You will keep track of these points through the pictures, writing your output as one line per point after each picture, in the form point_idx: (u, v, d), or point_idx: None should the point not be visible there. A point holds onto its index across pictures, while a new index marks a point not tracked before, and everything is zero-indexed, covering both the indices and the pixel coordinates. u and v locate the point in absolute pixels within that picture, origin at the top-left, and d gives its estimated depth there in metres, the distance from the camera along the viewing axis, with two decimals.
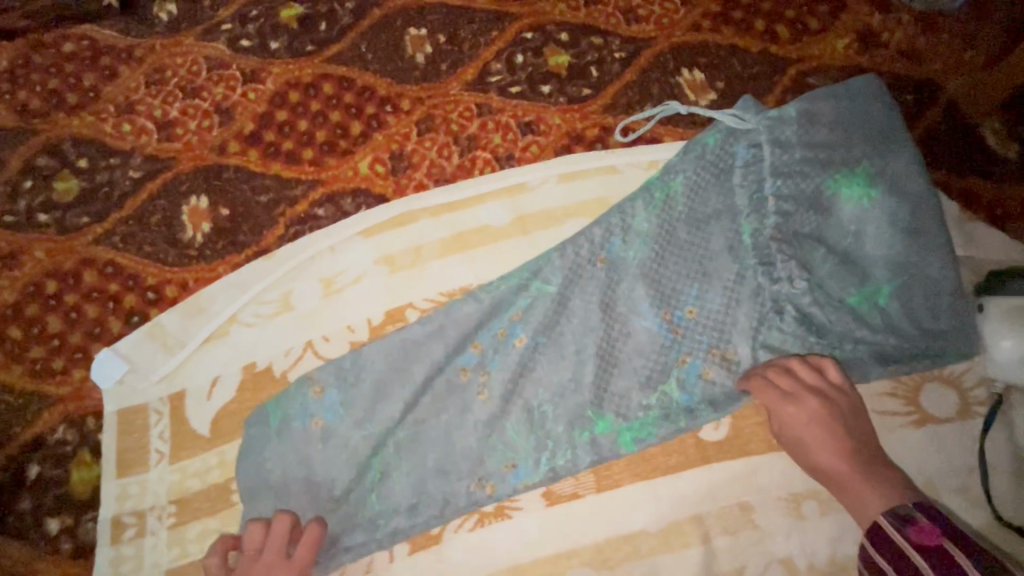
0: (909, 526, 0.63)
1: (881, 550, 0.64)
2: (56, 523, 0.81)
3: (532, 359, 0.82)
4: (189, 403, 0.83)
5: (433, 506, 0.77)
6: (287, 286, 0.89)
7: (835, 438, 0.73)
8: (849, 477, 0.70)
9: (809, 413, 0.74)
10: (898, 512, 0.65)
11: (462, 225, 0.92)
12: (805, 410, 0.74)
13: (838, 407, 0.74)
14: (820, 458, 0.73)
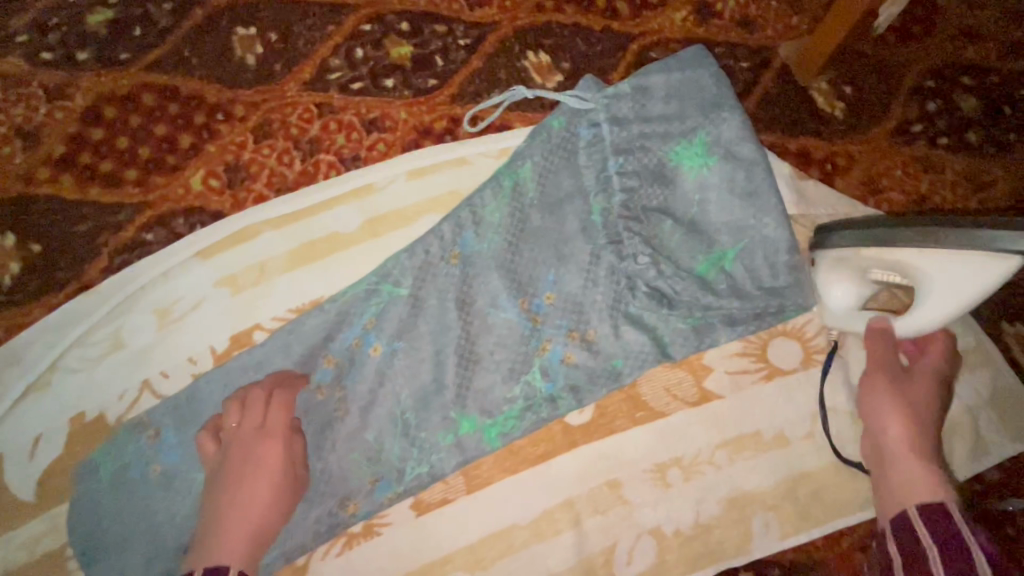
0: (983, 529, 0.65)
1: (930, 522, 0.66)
2: None
3: (389, 364, 0.80)
4: (8, 468, 0.74)
5: (297, 535, 0.73)
6: (117, 321, 0.81)
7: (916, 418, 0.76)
8: (915, 458, 0.73)
9: (901, 395, 0.77)
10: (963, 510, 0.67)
11: (311, 235, 0.87)
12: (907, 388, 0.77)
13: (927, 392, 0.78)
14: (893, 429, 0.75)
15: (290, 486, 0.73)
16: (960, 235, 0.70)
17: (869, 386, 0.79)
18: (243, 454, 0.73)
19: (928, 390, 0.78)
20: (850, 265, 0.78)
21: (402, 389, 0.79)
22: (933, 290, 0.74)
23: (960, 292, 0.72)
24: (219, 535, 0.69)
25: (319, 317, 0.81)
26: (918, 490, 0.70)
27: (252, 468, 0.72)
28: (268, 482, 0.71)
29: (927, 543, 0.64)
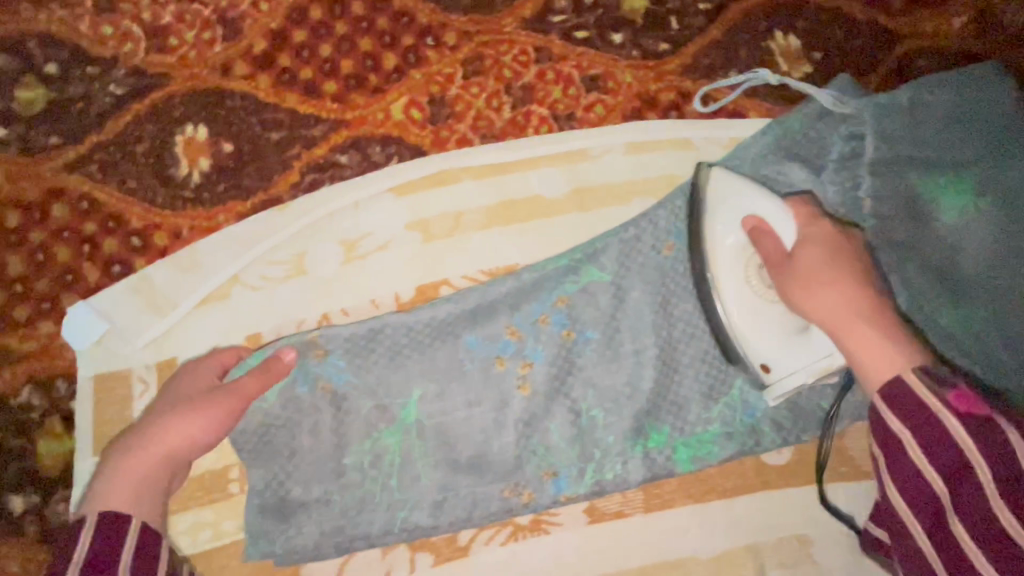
0: (947, 392, 0.49)
1: (892, 416, 0.51)
2: (20, 502, 0.68)
3: (576, 353, 0.72)
4: None
5: (460, 510, 0.68)
6: (303, 246, 0.76)
7: (843, 291, 0.61)
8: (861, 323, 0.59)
9: (817, 275, 0.62)
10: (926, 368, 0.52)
11: (513, 192, 0.79)
12: (806, 252, 0.64)
13: (844, 256, 0.63)
14: (825, 307, 0.61)
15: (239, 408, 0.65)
16: (703, 176, 0.70)
17: (802, 275, 0.63)
18: (188, 398, 0.64)
19: (829, 255, 0.63)
20: (719, 250, 0.68)
21: (590, 385, 0.72)
22: (748, 210, 0.67)
23: (746, 190, 0.67)
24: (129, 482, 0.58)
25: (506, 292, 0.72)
26: (885, 348, 0.57)
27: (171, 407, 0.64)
28: (212, 422, 0.63)
29: (909, 446, 0.51)
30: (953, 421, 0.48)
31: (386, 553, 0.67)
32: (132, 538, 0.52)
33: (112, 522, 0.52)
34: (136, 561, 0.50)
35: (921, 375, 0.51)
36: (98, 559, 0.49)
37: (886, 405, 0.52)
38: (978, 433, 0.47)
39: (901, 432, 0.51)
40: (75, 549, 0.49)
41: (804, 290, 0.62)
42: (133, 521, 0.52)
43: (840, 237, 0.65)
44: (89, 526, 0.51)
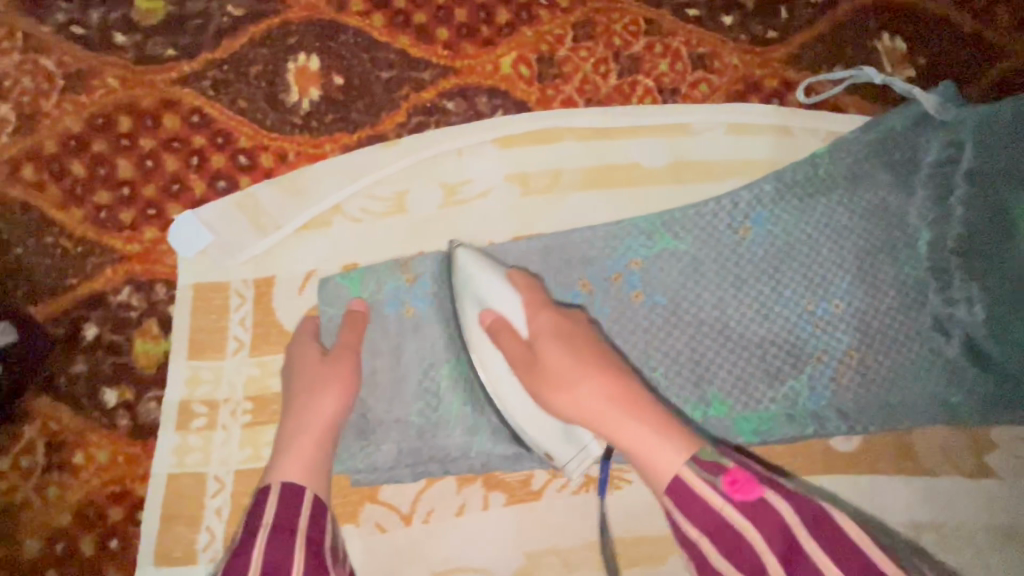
0: (721, 479, 0.50)
1: (691, 520, 0.51)
2: (114, 395, 0.70)
3: (641, 314, 0.74)
4: (278, 294, 0.73)
5: (526, 446, 0.69)
6: (404, 184, 0.77)
7: (585, 384, 0.60)
8: (631, 419, 0.57)
9: (548, 365, 0.62)
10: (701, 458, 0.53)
11: (613, 157, 0.80)
12: (547, 348, 0.63)
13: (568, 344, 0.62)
14: (581, 413, 0.60)
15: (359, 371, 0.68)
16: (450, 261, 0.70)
17: (547, 382, 0.62)
18: (314, 376, 0.66)
19: (560, 341, 0.63)
20: (469, 329, 0.67)
21: (656, 347, 0.73)
22: (488, 301, 0.67)
23: (484, 271, 0.68)
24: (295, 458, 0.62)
25: (590, 245, 0.74)
26: (679, 441, 0.55)
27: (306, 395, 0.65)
28: (342, 395, 0.66)
29: (710, 547, 0.50)
30: (736, 512, 0.49)
31: (463, 487, 0.70)
32: (308, 508, 0.58)
33: (290, 493, 0.58)
34: (312, 526, 0.56)
35: (694, 466, 0.52)
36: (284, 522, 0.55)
37: (679, 507, 0.52)
38: (753, 515, 0.48)
39: (698, 534, 0.51)
40: (264, 514, 0.56)
41: (564, 394, 0.61)
42: (307, 495, 0.59)
43: (568, 321, 0.65)
44: (272, 497, 0.58)
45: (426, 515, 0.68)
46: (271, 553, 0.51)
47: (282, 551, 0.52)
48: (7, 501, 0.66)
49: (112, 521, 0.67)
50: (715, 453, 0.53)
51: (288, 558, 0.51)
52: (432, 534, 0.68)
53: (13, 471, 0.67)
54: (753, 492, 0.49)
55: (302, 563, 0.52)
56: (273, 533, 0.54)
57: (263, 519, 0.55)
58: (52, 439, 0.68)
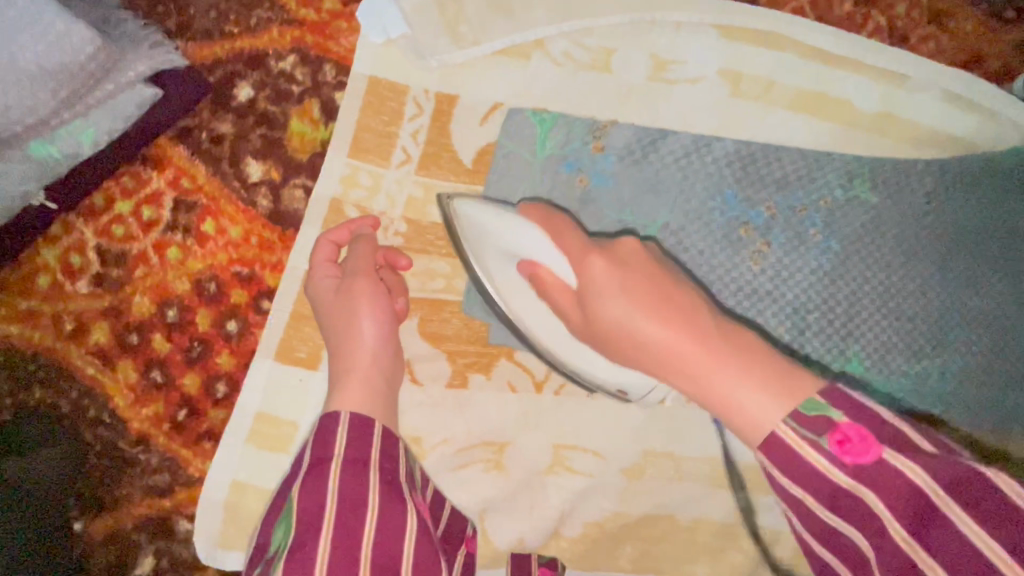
0: (827, 441, 0.35)
1: (795, 488, 0.37)
2: (258, 171, 0.62)
3: (812, 254, 0.70)
4: (459, 118, 0.65)
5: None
6: (617, 42, 0.69)
7: (653, 333, 0.44)
8: (715, 370, 0.41)
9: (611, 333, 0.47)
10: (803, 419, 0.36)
11: (828, 87, 0.74)
12: (600, 303, 0.47)
13: (620, 285, 0.47)
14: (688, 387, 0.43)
15: (379, 294, 0.57)
16: (453, 220, 0.57)
17: (613, 340, 0.47)
18: (332, 311, 0.57)
19: (622, 291, 0.46)
20: (508, 297, 0.57)
21: (808, 291, 0.70)
22: (509, 252, 0.55)
23: (494, 223, 0.55)
24: (351, 391, 0.53)
25: (783, 168, 0.71)
26: (762, 377, 0.39)
27: (338, 343, 0.56)
28: (375, 312, 0.57)
29: (820, 508, 0.37)
30: (854, 477, 0.35)
31: None
32: (379, 439, 0.50)
33: (360, 427, 0.50)
34: (386, 458, 0.49)
35: (793, 419, 0.37)
36: (355, 457, 0.48)
37: (777, 469, 0.37)
38: (886, 480, 0.34)
39: (806, 500, 0.37)
40: (333, 444, 0.48)
41: (635, 346, 0.46)
42: (376, 425, 0.50)
43: (609, 266, 0.49)
44: (341, 431, 0.49)
45: (558, 388, 0.65)
46: (346, 488, 0.45)
47: (356, 490, 0.45)
48: (121, 249, 0.59)
49: (234, 303, 0.61)
50: (826, 405, 0.36)
51: (364, 497, 0.45)
52: (559, 407, 0.65)
53: (131, 219, 0.60)
54: (873, 452, 0.34)
55: (378, 487, 0.46)
56: (344, 471, 0.46)
57: (332, 453, 0.47)
58: (182, 197, 0.60)
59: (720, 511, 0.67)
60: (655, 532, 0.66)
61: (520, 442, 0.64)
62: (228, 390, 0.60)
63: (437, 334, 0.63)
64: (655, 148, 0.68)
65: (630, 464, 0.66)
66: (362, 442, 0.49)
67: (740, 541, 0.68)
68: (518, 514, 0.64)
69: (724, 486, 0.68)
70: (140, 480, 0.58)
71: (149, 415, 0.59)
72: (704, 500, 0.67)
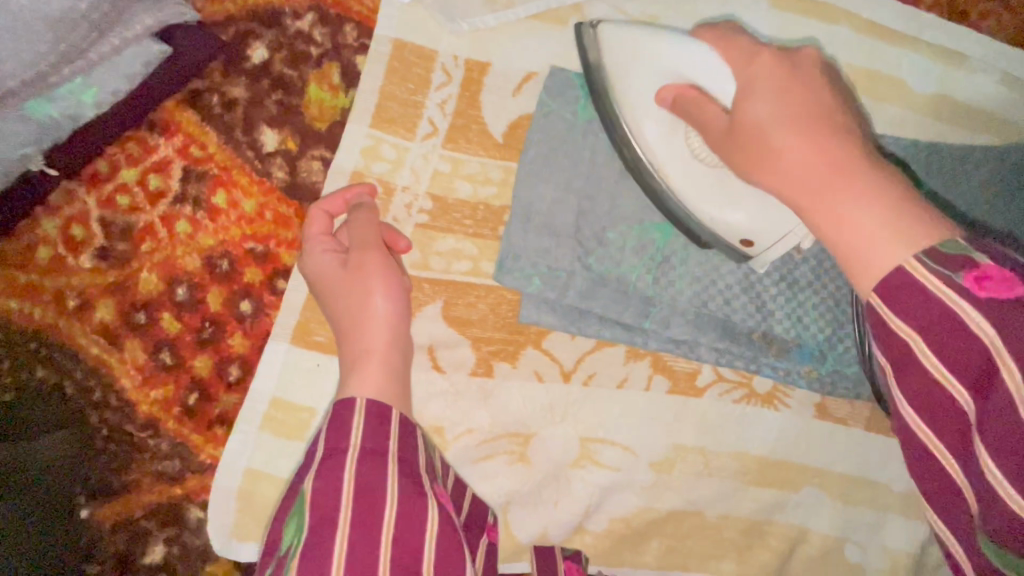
0: (963, 274, 0.33)
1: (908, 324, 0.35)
2: (274, 140, 0.58)
3: None
4: (489, 88, 0.61)
5: (706, 334, 0.63)
6: (660, 9, 0.64)
7: (786, 167, 0.42)
8: (854, 187, 0.38)
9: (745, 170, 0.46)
10: (939, 253, 0.34)
11: (881, 64, 0.69)
12: (747, 116, 0.45)
13: (798, 94, 0.43)
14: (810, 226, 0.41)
15: (391, 269, 0.53)
16: (591, 44, 0.57)
17: (743, 142, 0.45)
18: (340, 290, 0.52)
19: (777, 101, 0.44)
20: (641, 128, 0.55)
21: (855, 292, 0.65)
22: (665, 71, 0.53)
23: (656, 41, 0.53)
24: (368, 377, 0.49)
25: None
26: (888, 205, 0.37)
27: (348, 326, 0.52)
28: (388, 289, 0.52)
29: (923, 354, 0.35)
30: (979, 310, 0.33)
31: (629, 361, 0.63)
32: (397, 427, 0.46)
33: (376, 416, 0.46)
34: (403, 448, 0.45)
35: (925, 256, 0.35)
36: (373, 448, 0.44)
37: (889, 304, 0.36)
38: (1018, 318, 0.32)
39: (911, 342, 0.35)
40: (349, 435, 0.45)
41: (767, 169, 0.44)
42: (393, 415, 0.47)
43: (790, 64, 0.45)
44: (357, 420, 0.45)
45: (587, 378, 0.62)
46: (363, 478, 0.42)
47: (374, 480, 0.42)
48: (127, 222, 0.55)
49: (247, 281, 0.57)
50: (966, 245, 0.34)
51: (384, 488, 0.42)
52: (587, 399, 0.62)
53: (137, 188, 0.55)
54: (1008, 290, 0.33)
55: (397, 478, 0.43)
56: (360, 465, 0.43)
57: (347, 443, 0.44)
58: (192, 166, 0.56)
59: (748, 508, 0.65)
60: (682, 529, 0.64)
61: (546, 434, 0.61)
62: (239, 374, 0.57)
63: (463, 320, 0.60)
64: None
65: (659, 459, 0.63)
66: (380, 432, 0.45)
67: (767, 539, 0.66)
68: (541, 507, 0.61)
69: (754, 483, 0.66)
70: (149, 465, 0.55)
71: (158, 399, 0.55)
72: (733, 497, 0.65)
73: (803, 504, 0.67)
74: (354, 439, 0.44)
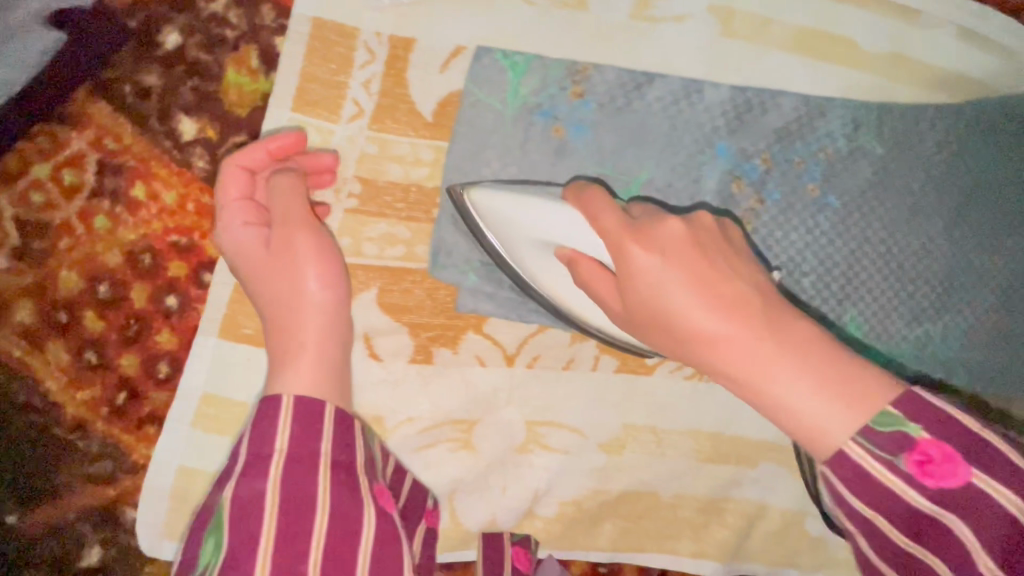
0: (907, 458, 0.34)
1: (861, 502, 0.36)
2: (191, 128, 0.55)
3: (814, 211, 0.67)
4: (416, 64, 0.58)
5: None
6: None
7: (734, 369, 0.39)
8: (787, 362, 0.37)
9: (664, 341, 0.43)
10: (878, 440, 0.35)
11: (830, 24, 0.67)
12: (641, 290, 0.42)
13: (645, 299, 0.42)
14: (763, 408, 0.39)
15: (321, 246, 0.50)
16: (464, 207, 0.54)
17: (641, 309, 0.43)
18: (266, 270, 0.50)
19: (675, 273, 0.41)
20: (538, 281, 0.55)
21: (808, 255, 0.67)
22: (544, 236, 0.49)
23: (518, 223, 0.51)
24: (301, 372, 0.46)
25: (776, 119, 0.66)
26: (822, 384, 0.36)
27: (277, 313, 0.49)
28: (319, 268, 0.50)
29: (894, 531, 0.36)
30: (937, 501, 0.34)
31: (575, 342, 0.61)
32: (330, 426, 0.43)
33: (305, 414, 0.43)
34: (338, 446, 0.42)
35: (865, 439, 0.35)
36: (300, 452, 0.41)
37: (844, 487, 0.36)
38: (977, 502, 0.33)
39: (870, 516, 0.36)
40: (275, 437, 0.41)
41: (695, 343, 0.40)
42: (330, 412, 0.43)
43: (642, 259, 0.42)
44: (285, 420, 0.42)
45: (531, 361, 0.61)
46: (290, 487, 0.39)
47: (302, 488, 0.39)
48: (42, 221, 0.54)
49: (172, 276, 0.55)
50: (902, 419, 0.35)
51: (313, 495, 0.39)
52: (533, 382, 0.61)
53: (51, 185, 0.54)
54: (957, 471, 0.34)
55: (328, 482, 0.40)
56: (288, 471, 0.40)
57: (274, 447, 0.41)
58: (107, 160, 0.54)
59: (704, 486, 0.64)
60: (635, 509, 0.63)
61: (490, 419, 0.60)
62: (169, 372, 0.55)
63: (399, 306, 0.58)
64: (639, 95, 0.63)
65: (609, 439, 0.62)
66: (310, 436, 0.42)
67: (725, 516, 0.65)
68: (488, 495, 0.60)
69: (709, 460, 0.64)
70: (80, 468, 0.54)
71: (85, 400, 0.54)
72: (688, 476, 0.64)
73: (761, 480, 0.65)
74: (281, 443, 0.41)
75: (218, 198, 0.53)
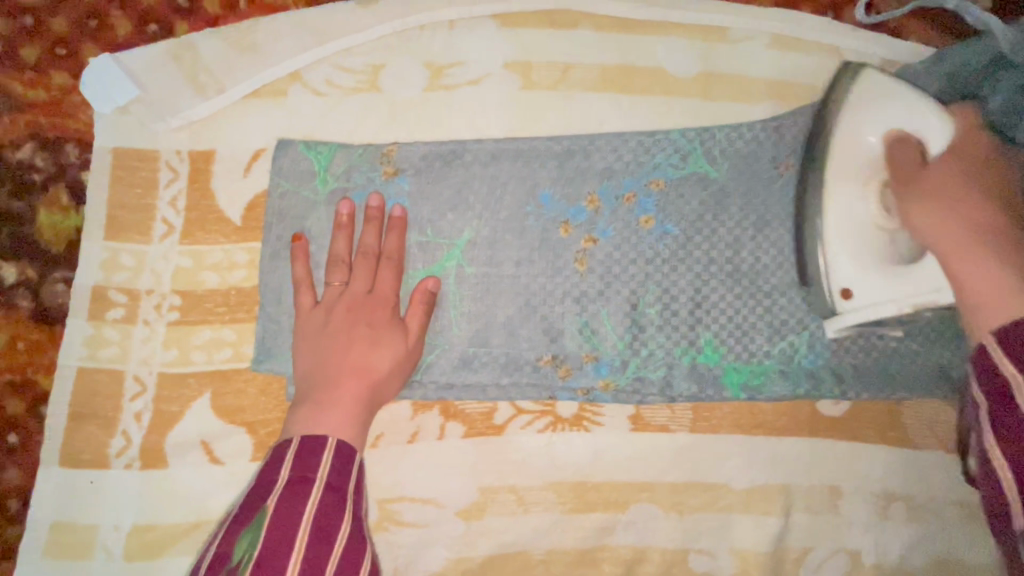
0: None
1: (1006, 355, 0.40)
2: (13, 272, 0.59)
3: (648, 239, 0.64)
4: (220, 174, 0.61)
5: (487, 373, 0.62)
6: (383, 58, 0.64)
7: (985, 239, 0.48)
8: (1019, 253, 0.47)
9: (914, 217, 0.52)
10: None
11: (634, 57, 0.67)
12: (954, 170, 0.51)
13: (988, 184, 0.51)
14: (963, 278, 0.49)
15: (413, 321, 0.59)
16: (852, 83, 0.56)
17: (920, 194, 0.52)
18: (343, 327, 0.57)
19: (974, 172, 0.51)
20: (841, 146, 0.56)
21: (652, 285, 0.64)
22: (911, 122, 0.53)
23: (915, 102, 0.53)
24: (333, 408, 0.55)
25: (600, 161, 0.65)
26: None
27: (335, 359, 0.56)
28: (389, 343, 0.58)
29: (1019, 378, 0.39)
30: None
31: (417, 413, 0.63)
32: (330, 457, 0.50)
33: (310, 447, 0.50)
34: (334, 474, 0.49)
35: None
36: (300, 478, 0.48)
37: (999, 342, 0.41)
38: None
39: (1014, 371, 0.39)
40: (280, 469, 0.49)
41: (938, 225, 0.51)
42: (330, 442, 0.51)
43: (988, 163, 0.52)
44: (289, 457, 0.50)
45: (375, 440, 0.62)
46: (281, 509, 0.45)
47: (291, 512, 0.46)
48: None
49: (12, 414, 0.58)
50: None
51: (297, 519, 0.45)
52: (380, 460, 0.62)
53: None
54: None
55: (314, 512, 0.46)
56: (284, 496, 0.47)
57: (278, 476, 0.48)
58: None
59: (574, 537, 0.63)
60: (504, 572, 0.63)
61: None
62: (21, 504, 0.58)
63: (231, 408, 0.60)
64: (452, 165, 0.63)
65: (466, 506, 0.62)
66: (308, 473, 0.49)
67: (601, 566, 0.64)
68: None
69: (575, 511, 0.64)
70: None
71: None
72: (555, 530, 0.63)
73: (635, 522, 0.64)
74: (286, 471, 0.49)
75: (346, 252, 0.60)
